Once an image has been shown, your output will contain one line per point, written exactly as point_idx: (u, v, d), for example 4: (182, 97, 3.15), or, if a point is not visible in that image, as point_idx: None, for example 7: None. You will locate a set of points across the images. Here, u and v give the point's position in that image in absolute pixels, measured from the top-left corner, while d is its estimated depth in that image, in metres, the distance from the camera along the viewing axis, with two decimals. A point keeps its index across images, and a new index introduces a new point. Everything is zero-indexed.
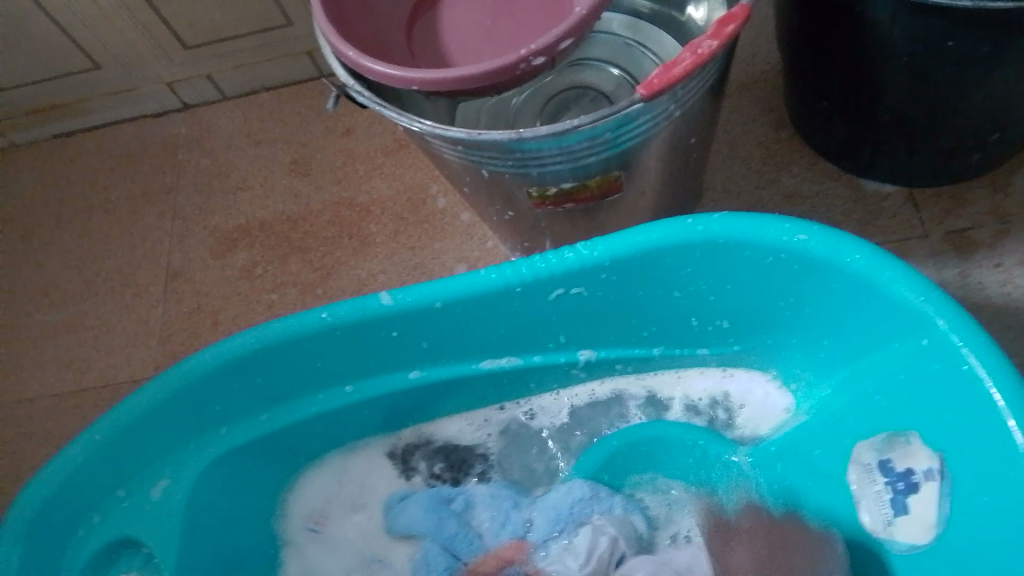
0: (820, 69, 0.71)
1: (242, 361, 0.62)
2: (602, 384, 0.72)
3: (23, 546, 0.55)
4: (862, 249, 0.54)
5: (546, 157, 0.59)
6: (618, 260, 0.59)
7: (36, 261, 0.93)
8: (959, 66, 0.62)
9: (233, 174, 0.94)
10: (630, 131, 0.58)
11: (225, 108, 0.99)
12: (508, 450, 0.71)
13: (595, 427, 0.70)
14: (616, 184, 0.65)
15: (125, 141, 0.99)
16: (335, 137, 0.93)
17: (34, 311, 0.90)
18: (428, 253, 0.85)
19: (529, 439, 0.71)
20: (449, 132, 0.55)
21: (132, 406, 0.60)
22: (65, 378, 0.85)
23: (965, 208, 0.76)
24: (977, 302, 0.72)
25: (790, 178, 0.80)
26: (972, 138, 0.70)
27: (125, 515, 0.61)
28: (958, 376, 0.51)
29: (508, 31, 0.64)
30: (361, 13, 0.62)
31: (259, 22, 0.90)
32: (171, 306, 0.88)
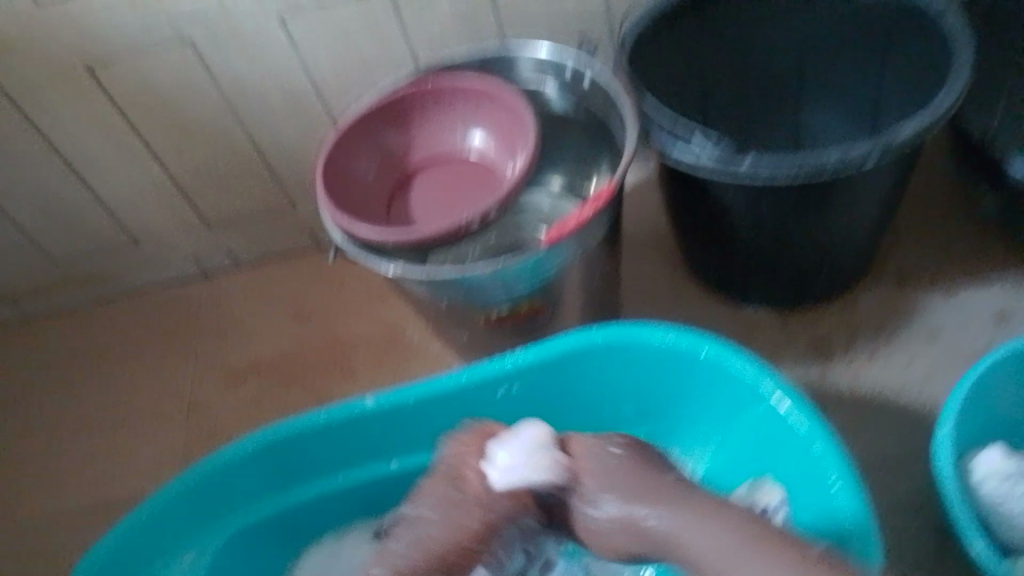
0: (694, 222, 0.95)
1: (256, 455, 0.80)
2: None
3: None
4: (711, 343, 0.75)
5: (488, 289, 0.81)
6: (544, 363, 0.79)
7: (78, 401, 1.12)
8: (781, 214, 0.85)
9: (245, 323, 1.15)
10: (548, 268, 0.80)
11: (238, 272, 1.22)
12: None
13: None
14: (542, 307, 0.86)
15: (156, 301, 1.21)
16: (329, 291, 1.16)
17: (75, 443, 1.08)
18: (405, 377, 1.05)
19: None
20: (414, 272, 0.77)
21: (174, 488, 0.77)
22: (102, 496, 1.02)
23: (822, 322, 0.97)
24: (832, 394, 0.91)
25: (687, 305, 1.02)
26: (811, 268, 0.93)
27: None
28: (785, 430, 0.71)
29: (460, 203, 0.89)
30: (353, 198, 0.87)
31: (269, 203, 1.15)
32: (192, 432, 1.06)
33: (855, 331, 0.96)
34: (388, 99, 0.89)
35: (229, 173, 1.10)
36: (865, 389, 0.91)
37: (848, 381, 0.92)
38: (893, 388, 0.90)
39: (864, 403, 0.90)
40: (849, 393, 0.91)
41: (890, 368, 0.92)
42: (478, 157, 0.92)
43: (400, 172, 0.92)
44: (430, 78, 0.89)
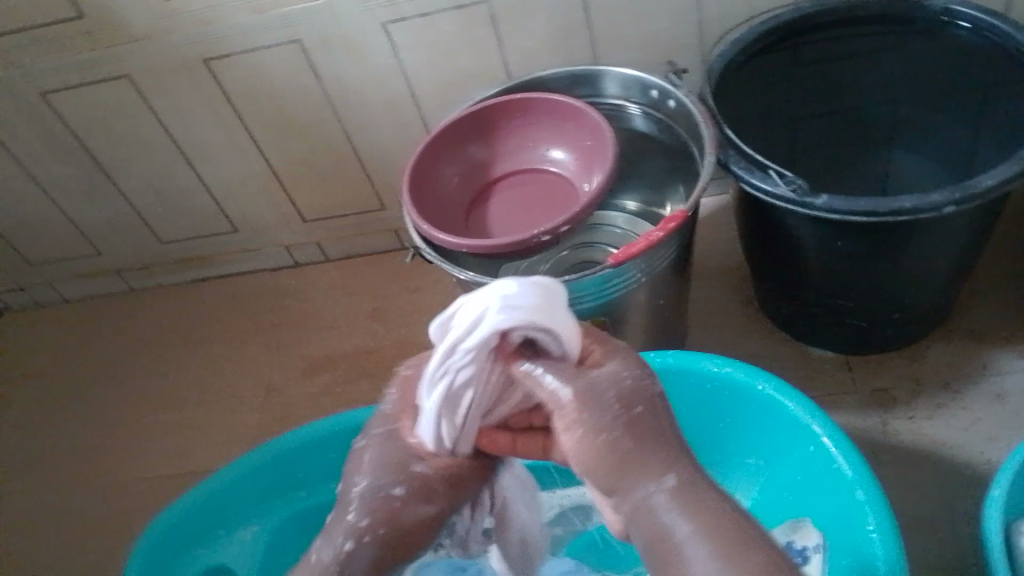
0: (764, 258, 0.96)
1: (322, 440, 0.85)
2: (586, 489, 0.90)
3: (149, 557, 0.77)
4: (767, 378, 0.77)
5: None
6: None
7: (169, 371, 1.21)
8: (851, 259, 0.85)
9: (328, 316, 1.21)
10: (612, 289, 0.82)
11: (325, 266, 1.29)
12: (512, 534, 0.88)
13: (571, 523, 0.89)
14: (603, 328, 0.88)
15: (249, 287, 1.30)
16: (407, 293, 1.21)
17: (163, 410, 1.17)
18: None
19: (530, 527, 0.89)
20: (482, 280, 0.81)
21: (238, 466, 0.82)
22: (181, 463, 1.10)
23: (888, 372, 0.97)
24: (889, 445, 0.91)
25: (752, 342, 1.03)
26: (880, 315, 0.92)
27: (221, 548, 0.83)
28: (831, 472, 0.72)
29: (534, 218, 0.91)
30: (433, 205, 0.91)
31: (360, 205, 1.22)
32: (267, 412, 1.12)
33: (921, 385, 0.95)
34: (475, 112, 0.92)
35: (324, 173, 1.17)
36: (922, 445, 0.90)
37: (909, 434, 0.91)
38: (953, 447, 0.89)
39: (921, 457, 0.89)
40: (909, 446, 0.90)
41: (951, 428, 0.91)
42: (556, 173, 0.94)
43: (481, 181, 0.96)
44: (517, 94, 0.92)
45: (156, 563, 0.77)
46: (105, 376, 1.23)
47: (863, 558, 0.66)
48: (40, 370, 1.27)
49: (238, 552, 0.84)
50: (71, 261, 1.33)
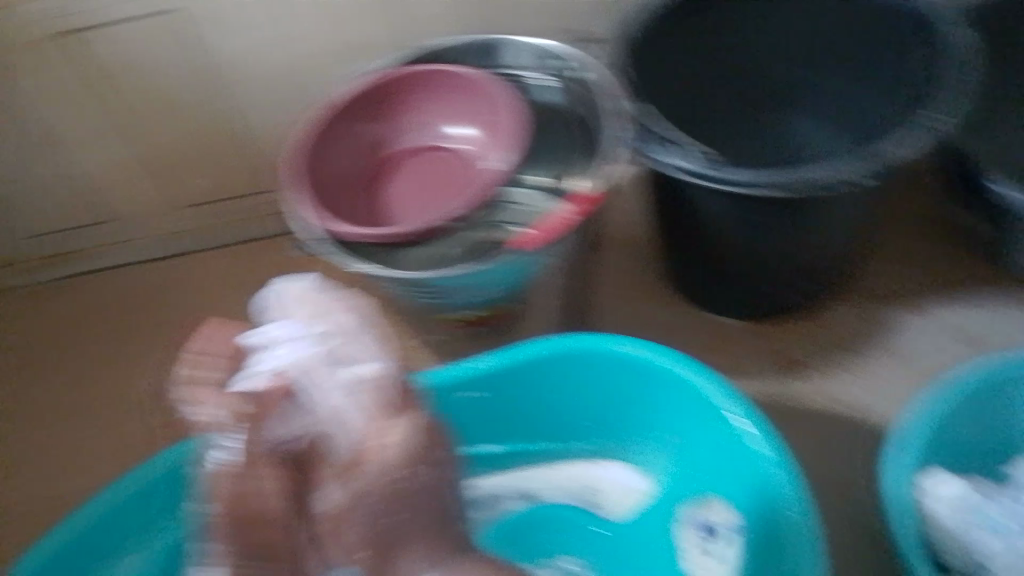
0: (670, 229, 0.94)
1: (142, 495, 0.75)
2: (500, 479, 0.86)
3: None
4: (678, 358, 0.75)
5: (457, 293, 0.80)
6: (512, 366, 0.80)
7: (29, 385, 1.08)
8: (757, 229, 0.85)
9: (214, 312, 1.11)
10: (518, 272, 0.79)
11: (204, 256, 1.18)
12: None
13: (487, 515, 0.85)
14: (511, 312, 0.85)
15: (116, 285, 1.16)
16: (300, 282, 1.13)
17: (27, 428, 1.04)
18: None
19: None
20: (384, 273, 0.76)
21: (121, 489, 0.75)
22: (51, 486, 0.98)
23: (792, 337, 0.98)
24: (799, 410, 0.92)
25: (660, 315, 1.01)
26: (783, 282, 0.93)
27: None
28: (744, 453, 0.70)
29: (434, 201, 0.87)
30: (327, 186, 0.86)
31: (242, 188, 1.12)
32: (151, 423, 1.02)
33: (824, 348, 0.96)
34: (364, 87, 0.87)
35: (200, 156, 1.07)
36: (825, 407, 0.91)
37: (814, 398, 0.92)
38: (855, 407, 0.91)
39: (827, 420, 0.90)
40: (813, 410, 0.91)
41: (853, 389, 0.92)
42: (456, 150, 0.89)
43: (377, 160, 0.90)
44: (410, 66, 0.87)
45: None
46: None
47: (779, 535, 0.66)
48: None
49: None
50: None
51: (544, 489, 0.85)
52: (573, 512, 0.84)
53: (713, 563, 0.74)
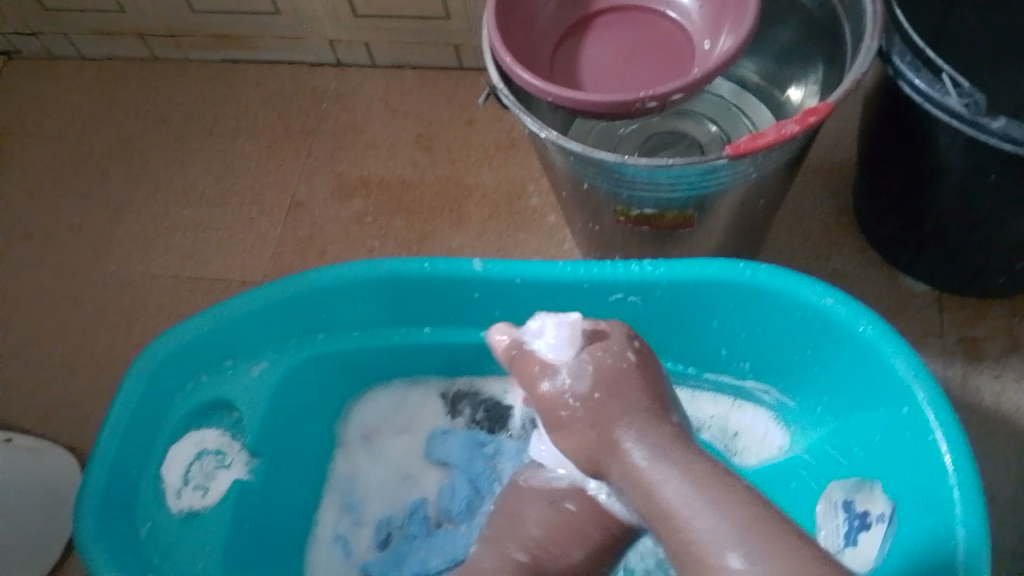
0: (885, 168, 0.81)
1: (260, 312, 0.73)
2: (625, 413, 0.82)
3: (107, 476, 0.65)
4: (874, 322, 0.65)
5: (637, 184, 0.70)
6: (675, 281, 0.72)
7: (183, 161, 1.09)
8: (999, 197, 0.72)
9: (370, 134, 1.08)
10: (713, 180, 0.69)
11: (372, 74, 1.14)
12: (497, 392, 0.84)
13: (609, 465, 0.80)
14: (688, 221, 0.76)
15: (284, 81, 1.15)
16: (459, 125, 1.07)
17: (173, 204, 1.06)
18: (512, 241, 0.97)
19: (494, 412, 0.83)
20: (568, 144, 0.66)
21: (263, 294, 0.73)
22: (191, 268, 1.00)
23: (985, 322, 0.86)
24: (970, 404, 0.81)
25: (839, 258, 0.91)
26: (999, 263, 0.80)
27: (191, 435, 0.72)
28: (925, 444, 0.61)
29: (635, 75, 0.76)
30: (520, 29, 0.76)
31: (423, 10, 1.04)
32: (289, 230, 1.01)
33: (1017, 344, 0.84)
34: None
35: None
36: (1003, 411, 0.80)
37: (992, 396, 0.82)
38: None
39: (997, 423, 0.80)
40: (988, 409, 0.81)
41: None
42: (673, 22, 0.78)
43: (578, 14, 0.79)
44: None
45: (115, 484, 0.65)
46: (117, 156, 1.11)
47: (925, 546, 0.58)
48: (46, 133, 1.15)
49: (246, 387, 0.75)
50: (89, 15, 1.16)
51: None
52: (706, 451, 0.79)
53: (843, 544, 0.67)
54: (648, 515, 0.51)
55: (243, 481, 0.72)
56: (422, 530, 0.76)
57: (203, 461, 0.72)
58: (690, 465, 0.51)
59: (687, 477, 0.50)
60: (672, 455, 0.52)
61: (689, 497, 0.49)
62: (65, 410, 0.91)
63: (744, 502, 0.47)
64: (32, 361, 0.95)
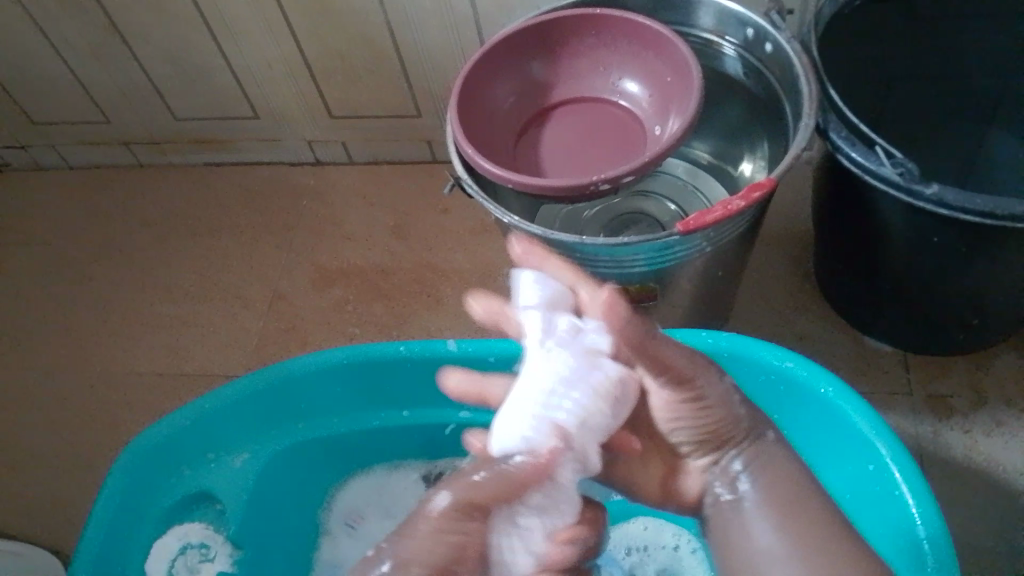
0: (837, 235, 0.86)
1: (242, 403, 0.75)
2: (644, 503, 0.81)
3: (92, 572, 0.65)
4: (834, 383, 0.68)
5: (599, 262, 0.74)
6: None
7: (167, 260, 1.12)
8: (944, 257, 0.76)
9: (348, 226, 1.12)
10: (670, 255, 0.73)
11: (349, 170, 1.19)
12: None
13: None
14: (651, 293, 0.79)
15: (264, 180, 1.20)
16: (434, 213, 1.11)
17: (156, 303, 1.08)
18: (488, 322, 1.00)
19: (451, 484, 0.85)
20: (529, 227, 0.70)
21: (244, 385, 0.75)
22: (175, 363, 1.02)
23: (950, 377, 0.89)
24: (943, 458, 0.83)
25: (804, 322, 0.94)
26: (955, 319, 0.83)
27: (173, 530, 0.73)
28: (892, 498, 0.63)
29: (592, 161, 0.81)
30: (482, 123, 0.81)
31: (395, 109, 1.10)
32: (271, 322, 1.04)
33: (983, 396, 0.87)
34: (542, 24, 0.81)
35: (359, 68, 1.04)
36: (973, 462, 0.82)
37: (964, 449, 0.84)
38: (1011, 470, 0.82)
39: (970, 475, 0.82)
40: (959, 461, 0.83)
41: (1010, 450, 0.83)
42: (624, 108, 0.84)
43: (536, 105, 0.85)
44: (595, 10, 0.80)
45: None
46: (102, 258, 1.14)
47: None
48: (32, 239, 1.18)
49: (228, 479, 0.76)
50: (76, 126, 1.22)
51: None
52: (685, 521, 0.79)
53: None
54: (727, 519, 0.53)
55: (226, 574, 0.73)
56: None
57: (187, 555, 0.73)
58: (773, 490, 0.52)
59: (772, 500, 0.52)
60: (770, 484, 0.52)
61: (763, 511, 0.51)
62: (46, 511, 0.91)
63: (821, 530, 0.49)
64: (16, 463, 0.96)
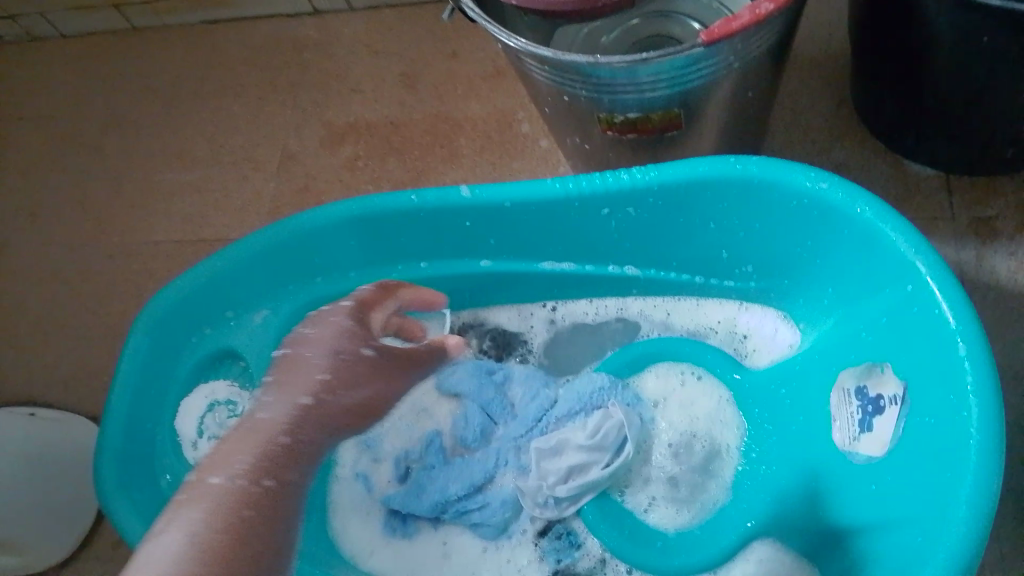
0: (878, 51, 0.78)
1: (253, 260, 0.73)
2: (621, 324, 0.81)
3: (123, 428, 0.67)
4: (871, 203, 0.63)
5: (617, 87, 0.68)
6: (664, 185, 0.70)
7: (172, 127, 1.09)
8: (997, 63, 0.68)
9: (354, 79, 1.06)
10: (693, 73, 0.66)
11: (350, 17, 1.11)
12: (501, 315, 0.84)
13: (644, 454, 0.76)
14: (677, 120, 0.73)
15: (263, 35, 1.13)
16: (442, 58, 1.05)
17: (166, 171, 1.05)
18: (506, 170, 0.96)
19: (472, 333, 0.84)
20: (537, 50, 0.64)
21: (254, 241, 0.73)
22: (191, 230, 1.00)
23: (995, 199, 0.83)
24: (984, 283, 0.79)
25: (841, 150, 0.88)
26: (1007, 135, 0.76)
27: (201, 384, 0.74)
28: (931, 319, 0.60)
29: None
30: None
31: None
32: (283, 183, 1.01)
33: None
34: None
35: None
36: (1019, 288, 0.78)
37: (1008, 273, 0.79)
38: None
39: (1013, 300, 0.78)
40: (1004, 288, 0.79)
41: None
42: None
43: None
44: None
45: (133, 437, 0.67)
46: (105, 130, 1.11)
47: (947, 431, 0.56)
48: (35, 113, 1.15)
49: (250, 336, 0.76)
50: None
51: (689, 328, 0.80)
52: (713, 356, 0.78)
53: (859, 431, 0.67)
54: None
55: None
56: (440, 460, 0.77)
57: (215, 412, 0.73)
58: None
59: None
60: None
61: None
62: (81, 382, 0.92)
63: None
64: (47, 336, 0.96)
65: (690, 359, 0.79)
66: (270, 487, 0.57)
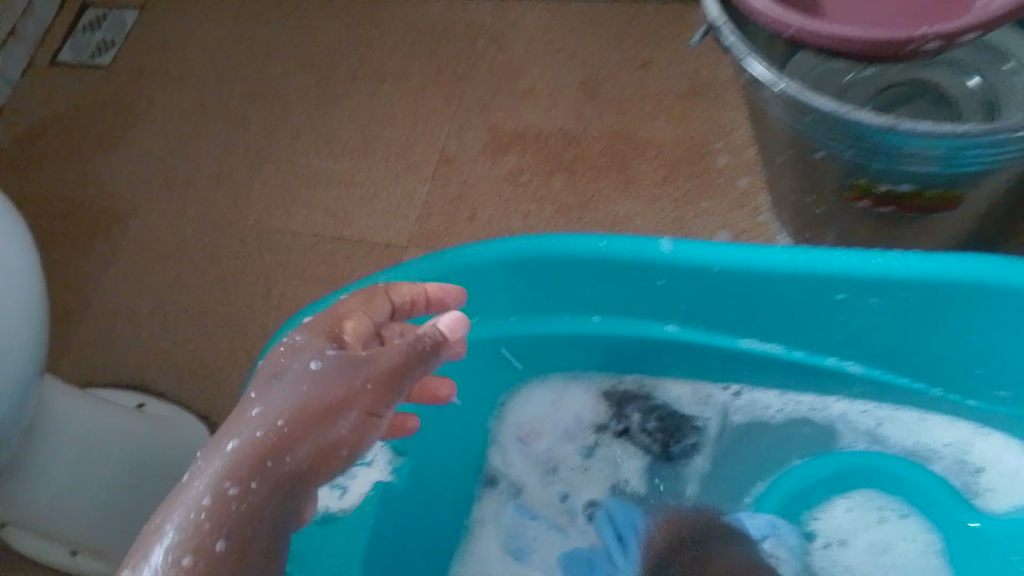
0: None
1: None
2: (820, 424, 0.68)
3: None
4: None
5: (901, 157, 0.54)
6: (925, 281, 0.56)
7: (325, 106, 1.00)
8: None
9: (529, 80, 0.95)
10: (1008, 155, 0.53)
11: (534, 9, 1.00)
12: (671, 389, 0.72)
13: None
14: (953, 203, 0.59)
15: (435, 17, 1.03)
16: (633, 69, 0.93)
17: (314, 155, 0.97)
18: (693, 210, 0.83)
19: (632, 403, 0.72)
20: (816, 100, 0.53)
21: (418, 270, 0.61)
22: (333, 226, 0.91)
23: None
24: None
25: None
26: None
27: None
28: None
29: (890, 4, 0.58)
30: None
31: None
32: (437, 189, 0.91)
33: None
34: None
35: None
36: None
37: None
38: None
39: None
40: None
41: None
42: None
43: None
44: None
45: None
46: (254, 101, 1.03)
47: None
48: (186, 72, 1.08)
49: None
50: None
51: (906, 445, 0.66)
52: (937, 488, 0.64)
53: None
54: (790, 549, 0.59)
55: (387, 484, 0.62)
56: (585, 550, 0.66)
57: None
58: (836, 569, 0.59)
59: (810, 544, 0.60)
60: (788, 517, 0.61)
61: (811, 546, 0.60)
62: (197, 382, 0.84)
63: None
64: (167, 321, 0.89)
65: (901, 491, 0.65)
66: (254, 510, 0.38)
